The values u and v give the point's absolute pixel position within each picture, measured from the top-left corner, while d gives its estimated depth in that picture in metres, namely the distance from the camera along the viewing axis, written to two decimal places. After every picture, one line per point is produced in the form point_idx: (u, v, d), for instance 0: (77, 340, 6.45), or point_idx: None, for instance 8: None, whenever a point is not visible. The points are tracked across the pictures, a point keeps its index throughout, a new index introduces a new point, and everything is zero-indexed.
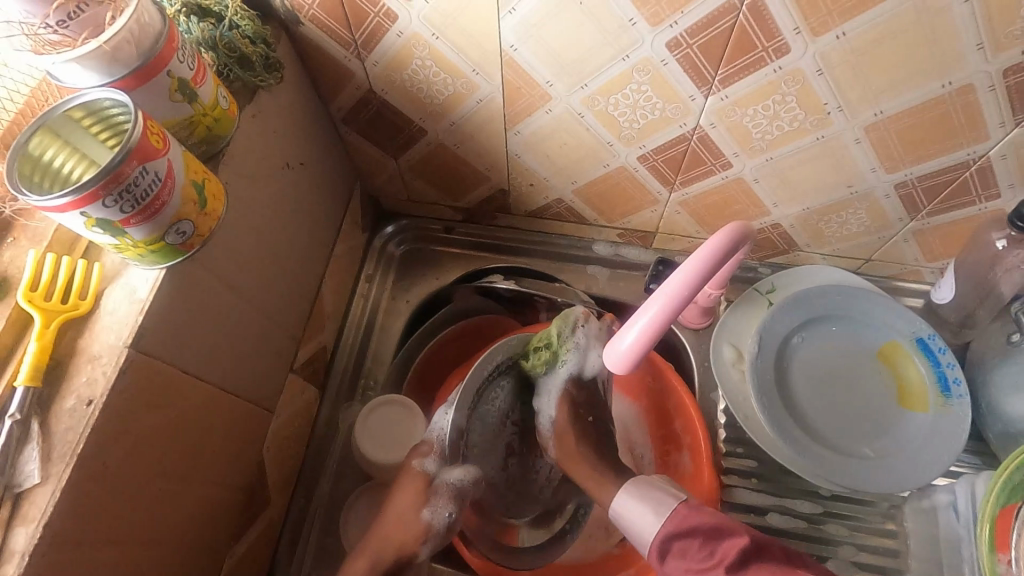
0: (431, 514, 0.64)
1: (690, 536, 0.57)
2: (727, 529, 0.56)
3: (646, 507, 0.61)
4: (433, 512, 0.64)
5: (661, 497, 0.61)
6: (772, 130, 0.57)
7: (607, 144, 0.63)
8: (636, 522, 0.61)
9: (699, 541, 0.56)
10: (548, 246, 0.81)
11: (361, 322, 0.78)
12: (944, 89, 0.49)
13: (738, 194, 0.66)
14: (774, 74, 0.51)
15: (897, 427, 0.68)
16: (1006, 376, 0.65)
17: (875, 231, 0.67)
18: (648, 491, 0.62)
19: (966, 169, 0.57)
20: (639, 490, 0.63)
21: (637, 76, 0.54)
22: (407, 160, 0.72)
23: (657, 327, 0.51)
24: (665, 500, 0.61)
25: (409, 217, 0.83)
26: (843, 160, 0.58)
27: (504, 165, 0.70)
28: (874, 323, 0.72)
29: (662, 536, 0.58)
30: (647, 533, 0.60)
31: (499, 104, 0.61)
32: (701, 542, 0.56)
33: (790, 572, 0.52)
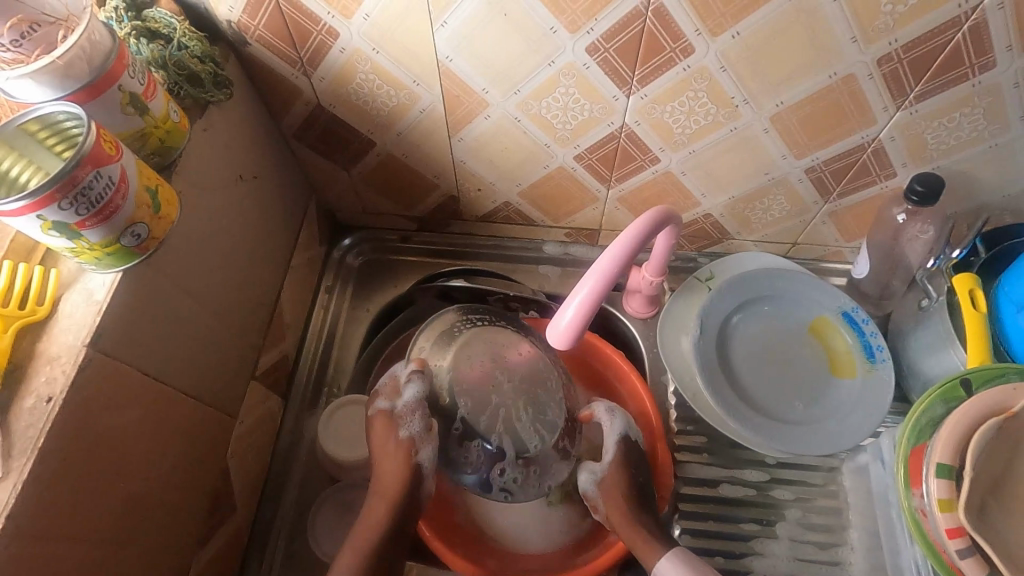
0: (407, 431, 0.63)
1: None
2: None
3: None
4: (408, 428, 0.63)
5: (707, 574, 0.59)
6: (690, 125, 0.62)
7: (544, 146, 0.68)
8: None
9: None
10: (499, 249, 0.85)
11: (322, 331, 0.80)
12: (831, 79, 0.56)
13: (669, 187, 0.72)
14: (683, 72, 0.57)
15: (829, 395, 0.73)
16: (919, 339, 0.70)
17: (796, 215, 0.74)
18: (696, 569, 0.59)
19: (864, 151, 0.63)
20: (682, 561, 0.59)
21: (563, 80, 0.59)
22: (359, 172, 0.76)
23: (592, 304, 0.55)
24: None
25: (365, 230, 0.87)
26: (756, 149, 0.64)
27: (451, 172, 0.74)
28: (804, 301, 0.77)
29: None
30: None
31: (441, 113, 0.65)
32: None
33: None
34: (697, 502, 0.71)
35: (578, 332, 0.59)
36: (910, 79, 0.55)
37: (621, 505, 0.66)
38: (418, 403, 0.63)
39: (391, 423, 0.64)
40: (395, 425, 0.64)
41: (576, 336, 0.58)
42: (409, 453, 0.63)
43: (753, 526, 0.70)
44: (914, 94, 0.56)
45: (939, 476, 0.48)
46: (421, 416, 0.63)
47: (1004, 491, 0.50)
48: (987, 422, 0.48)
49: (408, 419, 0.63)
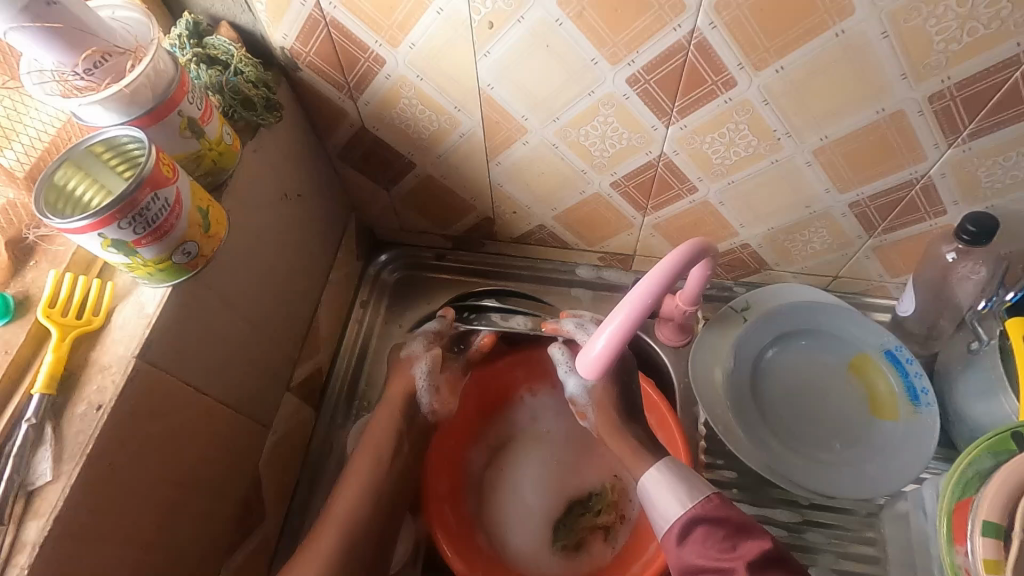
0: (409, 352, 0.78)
1: (715, 524, 0.55)
2: (753, 532, 0.55)
3: (675, 497, 0.58)
4: (410, 349, 0.78)
5: (694, 486, 0.59)
6: (729, 156, 0.62)
7: (581, 172, 0.68)
8: (658, 504, 0.59)
9: (719, 531, 0.55)
10: (532, 271, 0.85)
11: (356, 345, 0.82)
12: (879, 114, 0.55)
13: (706, 216, 0.71)
14: (725, 105, 0.56)
15: (870, 436, 0.70)
16: (968, 384, 0.67)
17: (837, 249, 0.72)
18: (685, 480, 0.59)
19: (912, 188, 0.61)
20: (669, 474, 0.60)
21: (603, 109, 0.59)
22: (398, 191, 0.78)
23: (625, 333, 0.55)
24: (696, 490, 0.58)
25: (401, 247, 0.89)
26: (797, 181, 0.63)
27: (488, 194, 0.75)
28: (844, 336, 0.75)
29: (685, 519, 0.57)
30: (668, 515, 0.58)
31: (480, 138, 0.66)
32: (724, 533, 0.55)
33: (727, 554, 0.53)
34: None
35: (609, 359, 0.58)
36: (964, 117, 0.53)
37: (610, 415, 0.71)
38: (434, 335, 0.78)
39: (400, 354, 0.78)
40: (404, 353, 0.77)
41: (607, 363, 0.57)
42: (407, 369, 0.76)
43: None
44: (967, 131, 0.55)
45: (985, 534, 0.45)
46: (425, 337, 0.78)
47: None
48: None
49: (415, 342, 0.78)
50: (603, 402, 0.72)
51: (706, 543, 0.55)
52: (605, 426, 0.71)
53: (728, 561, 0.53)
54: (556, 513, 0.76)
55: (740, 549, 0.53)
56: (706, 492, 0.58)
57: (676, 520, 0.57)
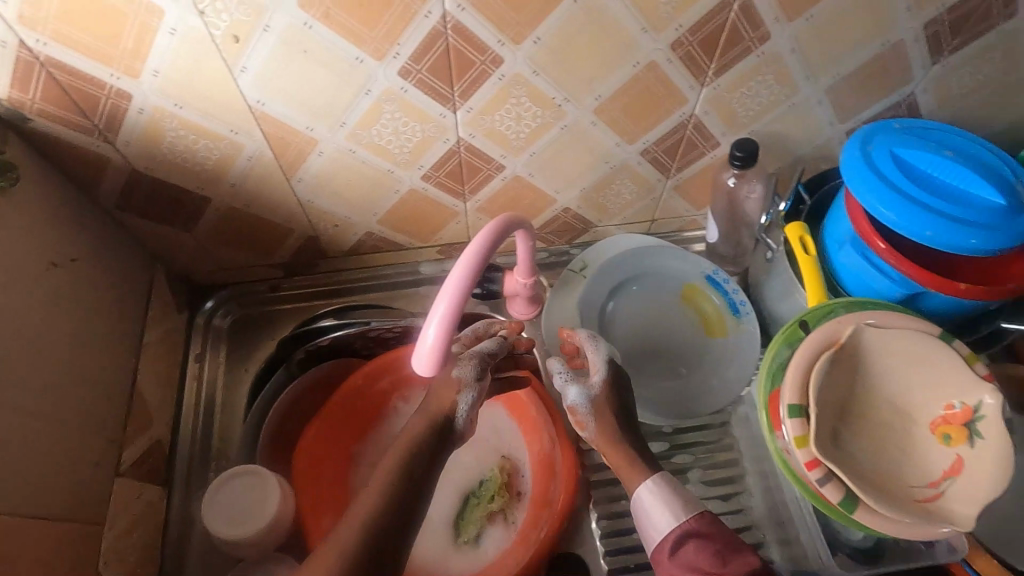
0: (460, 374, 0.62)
1: (706, 540, 0.56)
2: (744, 548, 0.55)
3: (669, 512, 0.59)
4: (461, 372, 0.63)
5: (681, 501, 0.59)
6: (522, 129, 0.64)
7: (388, 171, 0.67)
8: (650, 518, 0.60)
9: (710, 546, 0.56)
10: (375, 279, 0.83)
11: (199, 404, 0.75)
12: (636, 67, 0.59)
13: (522, 189, 0.73)
14: (499, 82, 0.58)
15: (709, 354, 0.78)
16: (773, 288, 0.76)
17: (645, 194, 0.78)
18: (677, 496, 0.60)
19: (685, 128, 0.68)
20: (659, 490, 0.60)
21: (385, 106, 0.58)
22: (203, 230, 0.71)
23: (455, 314, 0.51)
24: (684, 506, 0.59)
25: (229, 287, 0.82)
26: (591, 141, 0.67)
27: (301, 213, 0.71)
28: (670, 273, 0.81)
29: (676, 533, 0.57)
30: (659, 529, 0.59)
31: (270, 157, 0.62)
32: (714, 547, 0.55)
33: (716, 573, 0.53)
34: (605, 483, 0.75)
35: (444, 352, 0.53)
36: (705, 59, 0.59)
37: (612, 421, 0.66)
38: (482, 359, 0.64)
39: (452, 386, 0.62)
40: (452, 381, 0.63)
41: (442, 355, 0.52)
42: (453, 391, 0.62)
43: None
44: (712, 70, 0.61)
45: (792, 417, 0.52)
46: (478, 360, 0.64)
47: (848, 416, 0.55)
48: (821, 357, 0.53)
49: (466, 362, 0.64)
50: (605, 407, 0.66)
51: (696, 561, 0.55)
52: (606, 442, 0.65)
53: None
54: (453, 511, 0.76)
55: (730, 566, 0.54)
56: (694, 511, 0.59)
57: (669, 538, 0.57)
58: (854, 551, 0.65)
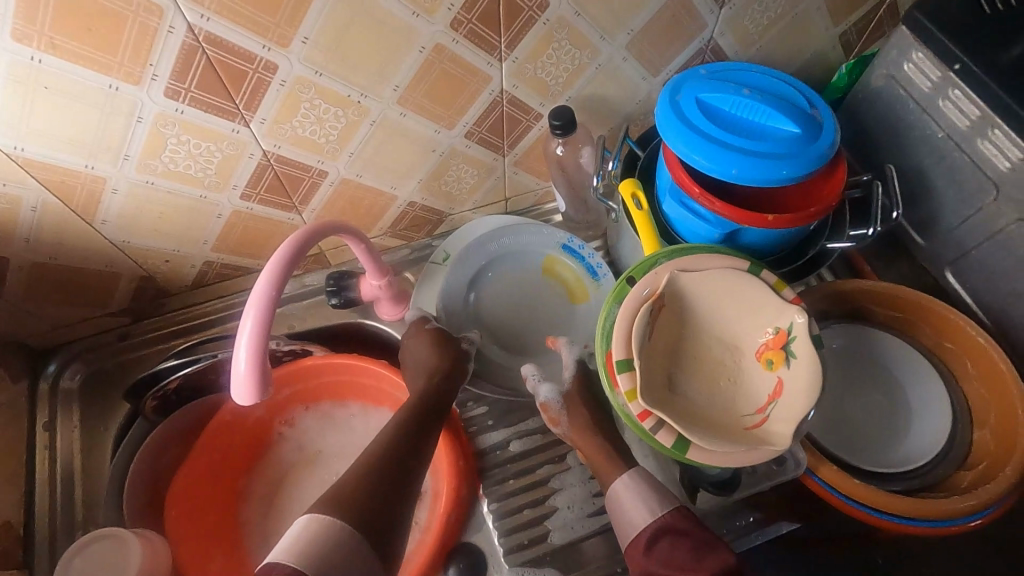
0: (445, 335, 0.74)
1: (682, 535, 0.54)
2: (719, 548, 0.52)
3: (647, 505, 0.57)
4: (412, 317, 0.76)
5: (661, 498, 0.58)
6: (329, 131, 0.62)
7: (201, 197, 0.64)
8: (628, 513, 0.58)
9: (685, 542, 0.53)
10: (232, 307, 0.80)
11: (54, 474, 0.71)
12: (423, 53, 0.58)
13: (356, 191, 0.71)
14: (283, 88, 0.56)
15: (576, 319, 0.80)
16: (623, 247, 0.78)
17: (487, 175, 0.78)
18: (657, 489, 0.59)
19: (501, 104, 0.68)
20: (640, 485, 0.59)
21: (167, 131, 0.55)
22: (14, 292, 0.66)
23: (263, 336, 0.49)
24: (664, 501, 0.57)
25: (72, 345, 0.77)
26: (408, 132, 0.66)
27: (122, 254, 0.67)
28: (527, 249, 0.82)
29: (652, 527, 0.55)
30: (636, 525, 0.57)
31: (58, 203, 0.58)
32: (690, 543, 0.52)
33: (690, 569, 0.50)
34: (495, 466, 0.75)
35: (266, 376, 0.51)
36: (493, 34, 0.59)
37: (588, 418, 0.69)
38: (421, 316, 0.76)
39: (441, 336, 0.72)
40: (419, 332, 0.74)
41: (264, 379, 0.50)
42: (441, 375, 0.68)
43: (548, 467, 0.75)
44: (504, 44, 0.60)
45: (622, 371, 0.53)
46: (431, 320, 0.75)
47: (681, 360, 0.57)
48: (641, 310, 0.54)
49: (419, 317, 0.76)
50: (576, 405, 0.70)
51: (670, 556, 0.52)
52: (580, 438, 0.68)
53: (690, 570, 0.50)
54: None
55: (703, 563, 0.50)
56: (672, 506, 0.57)
57: (644, 532, 0.55)
58: (712, 485, 0.68)
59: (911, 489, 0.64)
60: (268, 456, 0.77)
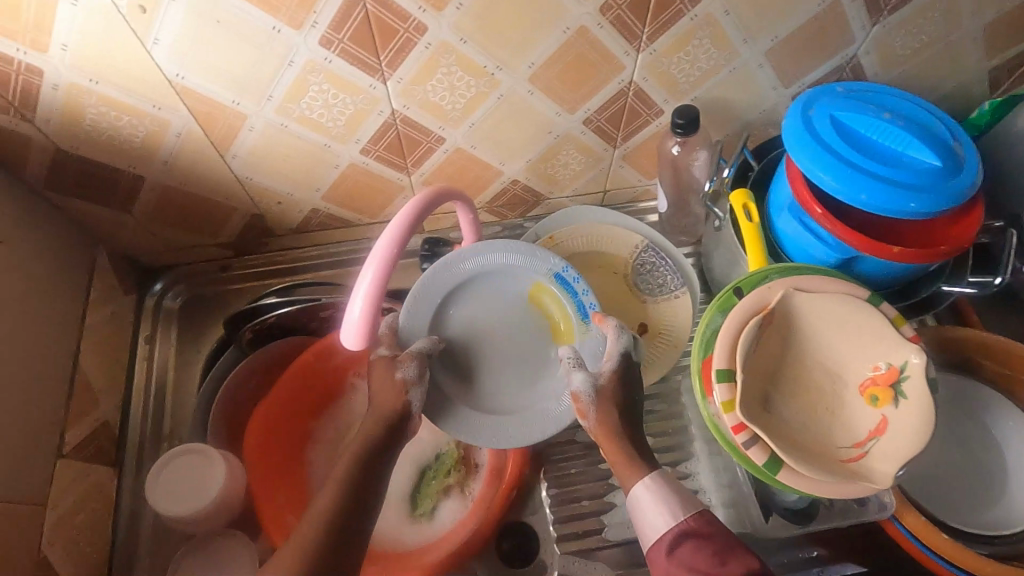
0: (403, 374, 0.56)
1: (705, 540, 0.51)
2: (741, 552, 0.50)
3: (665, 508, 0.53)
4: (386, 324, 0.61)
5: (679, 497, 0.54)
6: (458, 99, 0.63)
7: (325, 146, 0.66)
8: (645, 516, 0.54)
9: (708, 547, 0.51)
10: (327, 257, 0.83)
11: (150, 385, 0.75)
12: (567, 34, 0.58)
13: (466, 161, 0.72)
14: (427, 50, 0.57)
15: (546, 378, 0.63)
16: (716, 259, 0.79)
17: (593, 164, 0.77)
18: (677, 491, 0.54)
19: (626, 96, 0.67)
20: (659, 484, 0.54)
21: (311, 78, 0.57)
22: (141, 210, 0.70)
23: (378, 291, 0.51)
24: (682, 501, 0.53)
25: (176, 270, 0.81)
26: (530, 111, 0.66)
27: (242, 190, 0.70)
28: (497, 274, 0.63)
29: (672, 533, 0.52)
30: (654, 528, 0.53)
31: (199, 133, 0.61)
32: (713, 548, 0.50)
33: None
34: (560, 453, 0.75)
35: (374, 326, 0.54)
36: (638, 23, 0.58)
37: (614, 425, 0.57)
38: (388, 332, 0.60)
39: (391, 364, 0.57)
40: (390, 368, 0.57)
41: (372, 330, 0.53)
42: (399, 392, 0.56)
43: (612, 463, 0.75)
44: (646, 35, 0.60)
45: (720, 381, 0.52)
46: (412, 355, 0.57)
47: (780, 379, 0.56)
48: (751, 322, 0.53)
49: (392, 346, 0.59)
50: (614, 402, 0.58)
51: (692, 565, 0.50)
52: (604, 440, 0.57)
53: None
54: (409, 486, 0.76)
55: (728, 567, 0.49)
56: (691, 507, 0.53)
57: (665, 532, 0.52)
58: (787, 511, 0.65)
59: (998, 556, 0.60)
60: (340, 403, 0.79)
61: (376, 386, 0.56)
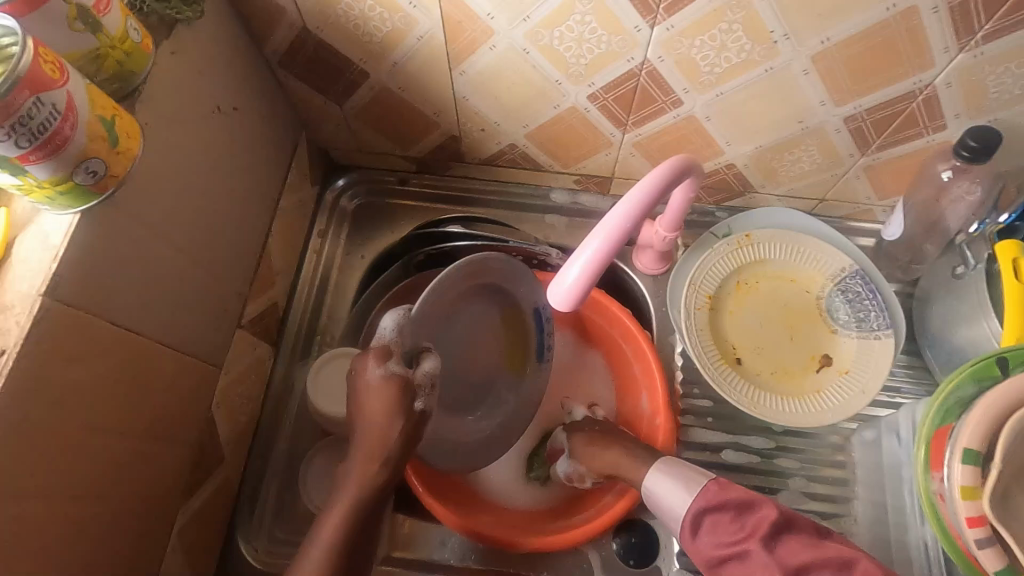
0: (421, 404, 0.52)
1: (721, 509, 0.54)
2: (758, 503, 0.52)
3: (679, 488, 0.57)
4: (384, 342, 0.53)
5: (692, 474, 0.58)
6: (720, 63, 0.56)
7: (555, 82, 0.61)
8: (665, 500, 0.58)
9: (727, 517, 0.53)
10: (503, 195, 0.80)
11: (315, 278, 0.77)
12: (889, 12, 0.49)
13: (691, 132, 0.65)
14: (718, 0, 0.50)
15: (497, 397, 0.70)
16: (940, 309, 0.68)
17: (827, 169, 0.68)
18: (687, 470, 0.59)
19: (914, 100, 0.57)
20: (669, 468, 0.60)
21: (579, 5, 0.52)
22: (352, 106, 0.69)
23: (600, 263, 0.49)
24: (695, 477, 0.58)
25: (361, 169, 0.81)
26: (792, 94, 0.58)
27: (453, 108, 0.67)
28: (498, 294, 0.67)
29: (692, 511, 0.55)
30: (678, 511, 0.57)
31: (441, 40, 0.58)
32: (730, 516, 0.53)
33: (733, 541, 0.51)
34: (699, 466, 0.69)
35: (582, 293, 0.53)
36: (981, 16, 0.48)
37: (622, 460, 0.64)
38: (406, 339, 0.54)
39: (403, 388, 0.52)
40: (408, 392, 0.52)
41: (580, 297, 0.53)
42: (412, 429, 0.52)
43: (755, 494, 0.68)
44: (982, 33, 0.50)
45: (964, 462, 0.45)
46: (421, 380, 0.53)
47: None
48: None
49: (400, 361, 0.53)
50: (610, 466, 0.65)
51: (718, 534, 0.52)
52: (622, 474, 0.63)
53: (740, 542, 0.50)
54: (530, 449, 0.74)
55: (750, 528, 0.51)
56: (705, 478, 0.57)
57: (688, 511, 0.56)
58: None
59: None
60: None
61: (372, 397, 0.51)
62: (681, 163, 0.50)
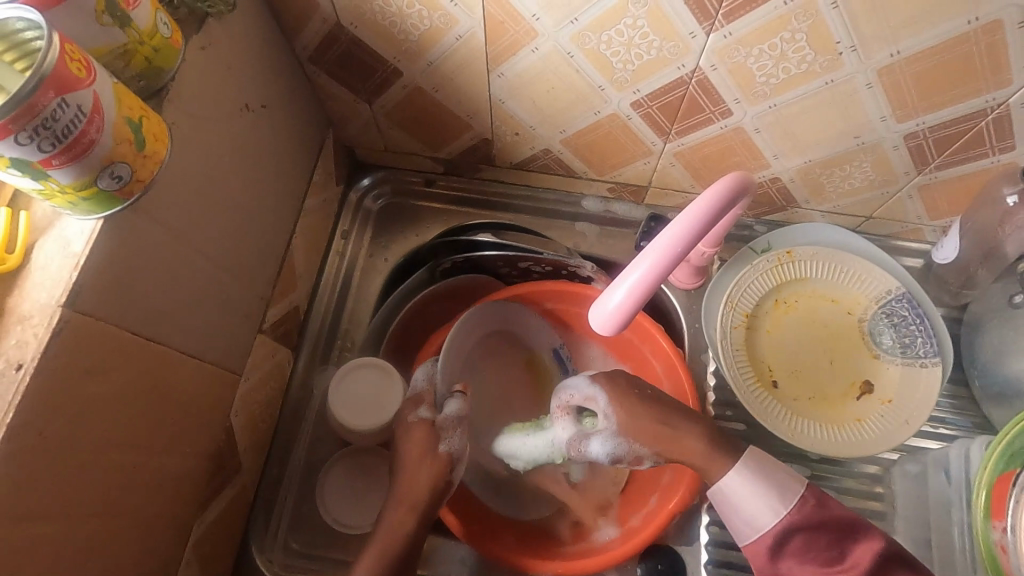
0: (447, 446, 0.58)
1: (813, 532, 0.48)
2: (860, 528, 0.48)
3: (766, 503, 0.50)
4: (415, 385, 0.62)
5: (785, 482, 0.50)
6: (778, 74, 0.52)
7: (598, 88, 0.58)
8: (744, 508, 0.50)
9: (823, 540, 0.48)
10: (533, 201, 0.77)
11: (337, 281, 0.74)
12: (969, 25, 0.46)
13: (738, 144, 0.62)
14: (784, 7, 0.46)
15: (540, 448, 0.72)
16: (994, 337, 0.64)
17: (879, 186, 0.64)
18: (771, 476, 0.51)
19: (983, 118, 0.53)
20: (756, 470, 0.51)
21: (632, 9, 0.49)
22: (382, 105, 0.67)
23: (648, 285, 0.47)
24: (790, 487, 0.50)
25: (386, 169, 0.79)
26: (852, 108, 0.55)
27: (487, 111, 0.65)
28: (512, 338, 0.72)
29: (780, 531, 0.49)
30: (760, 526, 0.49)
31: (481, 41, 0.55)
32: (825, 543, 0.48)
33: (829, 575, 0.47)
34: None
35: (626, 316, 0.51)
36: None
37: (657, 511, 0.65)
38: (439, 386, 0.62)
39: (433, 433, 0.58)
40: (434, 439, 0.58)
41: (623, 321, 0.50)
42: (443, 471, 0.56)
43: None
44: None
45: None
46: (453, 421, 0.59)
47: None
48: None
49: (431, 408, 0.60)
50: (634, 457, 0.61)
51: (807, 554, 0.48)
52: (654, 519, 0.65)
53: (840, 574, 0.47)
54: None
55: (850, 560, 0.47)
56: (795, 490, 0.50)
57: (774, 528, 0.49)
58: None
59: None
60: None
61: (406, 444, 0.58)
62: (736, 182, 0.47)
